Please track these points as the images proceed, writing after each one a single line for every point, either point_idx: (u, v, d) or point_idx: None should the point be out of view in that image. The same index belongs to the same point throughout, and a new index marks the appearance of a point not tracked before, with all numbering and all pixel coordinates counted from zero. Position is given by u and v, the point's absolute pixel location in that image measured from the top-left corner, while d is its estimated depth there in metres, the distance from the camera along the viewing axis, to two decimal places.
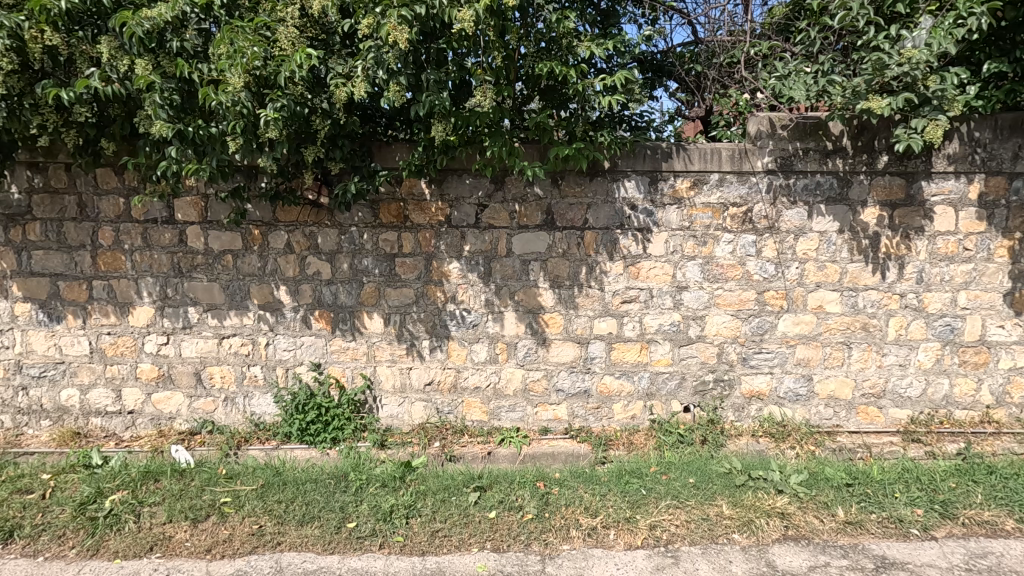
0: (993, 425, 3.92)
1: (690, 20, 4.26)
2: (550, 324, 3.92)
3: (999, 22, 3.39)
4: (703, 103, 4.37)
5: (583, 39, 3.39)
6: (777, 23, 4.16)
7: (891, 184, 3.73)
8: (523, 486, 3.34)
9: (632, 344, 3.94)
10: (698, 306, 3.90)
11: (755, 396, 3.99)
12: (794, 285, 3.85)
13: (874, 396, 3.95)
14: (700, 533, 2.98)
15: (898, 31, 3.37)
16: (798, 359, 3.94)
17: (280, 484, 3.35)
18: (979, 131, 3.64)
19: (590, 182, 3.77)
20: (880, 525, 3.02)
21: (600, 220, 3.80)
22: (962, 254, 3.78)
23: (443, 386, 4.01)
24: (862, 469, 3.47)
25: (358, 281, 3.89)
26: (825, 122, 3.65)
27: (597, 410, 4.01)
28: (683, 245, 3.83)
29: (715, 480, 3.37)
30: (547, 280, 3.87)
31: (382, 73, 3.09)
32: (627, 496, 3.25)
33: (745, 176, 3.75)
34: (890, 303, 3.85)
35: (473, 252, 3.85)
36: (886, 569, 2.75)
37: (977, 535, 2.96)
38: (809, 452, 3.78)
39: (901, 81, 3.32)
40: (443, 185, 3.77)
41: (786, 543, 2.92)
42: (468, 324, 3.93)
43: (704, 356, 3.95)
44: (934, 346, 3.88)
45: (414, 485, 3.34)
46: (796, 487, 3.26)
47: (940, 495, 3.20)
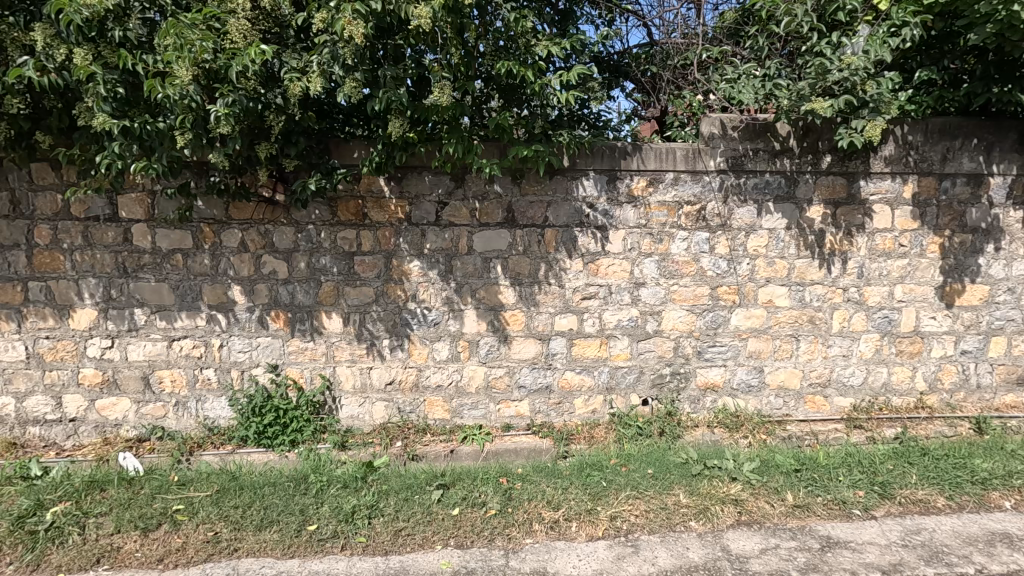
0: (926, 410, 4.19)
1: (646, 22, 4.36)
2: (512, 322, 3.91)
3: (930, 32, 3.67)
4: (658, 104, 4.48)
5: (541, 38, 3.39)
6: (728, 27, 4.30)
7: (834, 183, 3.93)
8: (486, 483, 3.30)
9: (592, 339, 3.98)
10: (655, 301, 3.98)
11: (709, 387, 4.11)
12: (745, 280, 4.00)
13: (820, 385, 4.15)
14: (659, 522, 3.01)
15: (838, 38, 3.57)
16: (750, 352, 4.09)
17: (236, 489, 3.20)
18: (912, 134, 3.87)
19: (549, 180, 3.78)
20: (825, 507, 3.14)
21: (560, 218, 3.82)
22: (898, 250, 4.03)
23: (405, 386, 3.93)
24: (810, 454, 3.63)
25: (315, 280, 3.76)
26: (773, 123, 3.80)
27: (559, 405, 4.04)
28: (641, 242, 3.90)
29: (673, 471, 3.43)
30: (509, 277, 3.86)
31: (338, 69, 2.97)
32: (588, 489, 3.26)
33: (699, 175, 3.85)
34: (833, 296, 4.05)
35: (435, 250, 3.79)
36: (831, 547, 2.83)
37: (913, 513, 3.12)
38: (761, 441, 3.93)
39: (842, 84, 3.49)
40: (403, 182, 3.69)
41: (740, 528, 2.98)
42: (430, 323, 3.87)
43: (661, 350, 4.04)
44: (874, 337, 4.12)
45: (377, 485, 3.26)
46: (748, 475, 3.36)
47: (880, 477, 3.35)
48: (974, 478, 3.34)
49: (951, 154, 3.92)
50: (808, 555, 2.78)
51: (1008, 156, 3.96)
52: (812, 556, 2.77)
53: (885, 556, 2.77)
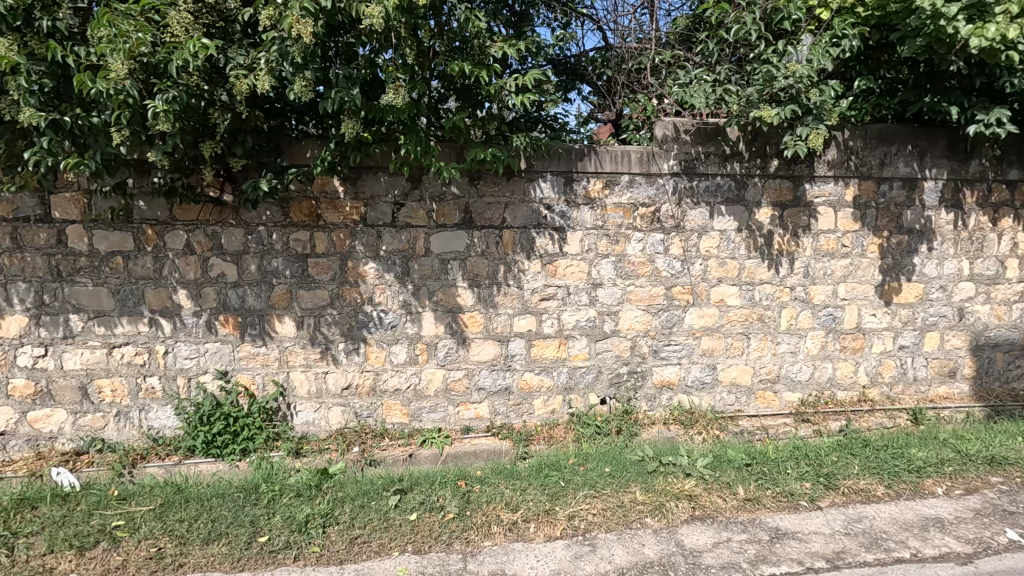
0: (868, 403, 4.39)
1: (601, 26, 4.43)
2: (470, 324, 3.89)
3: (867, 43, 3.88)
4: (613, 108, 4.59)
5: (496, 40, 3.39)
6: (680, 33, 4.40)
7: (781, 186, 4.07)
8: (444, 487, 3.27)
9: (551, 340, 4.00)
10: (612, 301, 4.04)
11: (665, 385, 4.20)
12: (699, 280, 4.10)
13: (770, 381, 4.30)
14: (616, 520, 3.05)
15: (784, 47, 3.72)
16: (704, 350, 4.19)
17: (182, 502, 3.07)
18: (853, 140, 4.05)
19: (507, 181, 3.78)
20: (774, 500, 3.26)
21: (518, 219, 3.83)
22: (841, 250, 4.21)
23: (361, 390, 3.86)
24: (760, 449, 3.75)
25: (267, 283, 3.65)
26: (723, 128, 3.90)
27: (518, 406, 4.04)
28: (598, 243, 3.94)
29: (630, 468, 3.49)
30: (467, 279, 3.84)
31: (287, 67, 2.90)
32: (547, 489, 3.27)
33: (653, 178, 3.93)
34: (782, 295, 4.20)
35: (391, 251, 3.74)
36: (779, 538, 2.93)
37: (855, 502, 3.26)
38: (714, 436, 4.03)
39: (787, 91, 3.64)
40: (358, 183, 3.63)
41: (694, 523, 3.05)
42: (386, 326, 3.81)
43: (618, 349, 4.10)
44: (819, 334, 4.29)
45: (333, 493, 3.19)
46: (702, 470, 3.44)
47: (825, 468, 3.50)
48: (911, 467, 3.52)
49: (888, 160, 4.13)
50: (757, 547, 2.86)
51: (939, 161, 4.20)
52: (762, 547, 2.85)
53: (829, 544, 2.88)
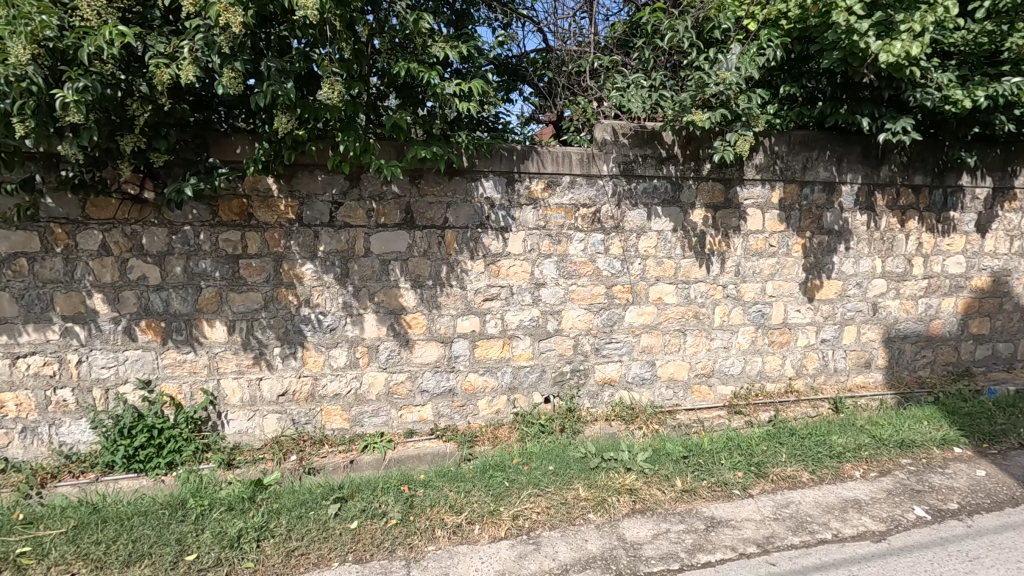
0: (794, 393, 4.66)
1: (541, 28, 4.48)
2: (413, 325, 3.83)
3: (790, 54, 4.12)
4: (554, 109, 4.65)
5: (437, 39, 3.34)
6: (618, 38, 4.52)
7: (714, 189, 4.24)
8: (386, 493, 3.20)
9: (495, 340, 4.00)
10: (555, 301, 4.08)
11: (607, 382, 4.28)
12: (637, 280, 4.21)
13: (705, 375, 4.47)
14: (559, 517, 3.09)
15: (714, 55, 3.89)
16: (643, 347, 4.31)
17: (99, 523, 2.86)
18: (778, 145, 4.28)
19: (449, 181, 3.74)
20: (709, 490, 3.39)
21: (460, 219, 3.80)
22: (768, 250, 4.44)
23: (299, 396, 3.72)
24: (696, 441, 3.90)
25: (194, 286, 3.46)
26: (659, 131, 4.02)
27: (462, 407, 4.01)
28: (540, 243, 3.97)
29: (573, 465, 3.54)
30: (409, 280, 3.78)
31: (214, 57, 2.74)
32: (491, 490, 3.27)
33: (593, 179, 3.99)
34: (715, 293, 4.38)
35: (329, 252, 3.62)
36: (714, 527, 3.05)
37: (782, 488, 3.45)
38: (654, 430, 4.14)
39: (718, 97, 3.80)
40: (293, 181, 3.49)
41: (634, 516, 3.13)
42: (325, 329, 3.69)
43: (561, 348, 4.14)
44: (750, 329, 4.50)
45: (268, 505, 3.05)
46: (641, 465, 3.54)
47: (755, 457, 3.67)
48: (833, 453, 3.75)
49: (809, 164, 4.38)
50: (694, 536, 2.97)
51: (855, 167, 4.50)
52: (698, 536, 2.96)
53: (759, 530, 3.03)
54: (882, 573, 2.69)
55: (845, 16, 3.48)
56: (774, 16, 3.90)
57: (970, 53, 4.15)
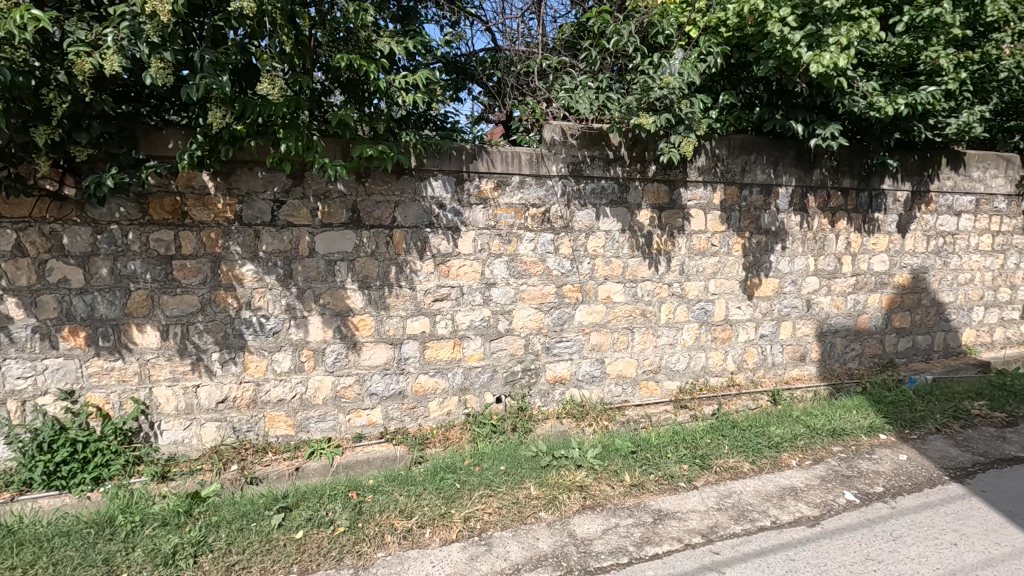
0: (735, 387, 4.84)
1: (490, 28, 4.47)
2: (361, 327, 3.74)
3: (729, 61, 4.30)
4: (503, 109, 4.65)
5: (383, 34, 3.30)
6: (566, 39, 4.57)
7: (659, 190, 4.35)
8: (333, 500, 3.11)
9: (445, 341, 3.96)
10: (505, 300, 4.07)
11: (557, 380, 4.32)
12: (587, 279, 4.26)
13: (652, 371, 4.59)
14: (510, 517, 3.09)
15: (658, 60, 4.00)
16: (593, 345, 4.37)
17: (14, 546, 2.65)
18: (719, 148, 4.43)
19: (396, 180, 3.68)
20: (657, 483, 3.47)
21: (408, 219, 3.75)
22: (711, 249, 4.59)
23: (240, 403, 3.57)
24: (644, 436, 3.98)
25: (122, 289, 3.26)
26: (606, 133, 4.09)
27: (412, 410, 3.95)
28: (490, 243, 3.96)
29: (524, 464, 3.55)
30: (356, 281, 3.69)
31: (141, 46, 2.59)
32: (441, 492, 3.23)
33: (542, 179, 4.02)
34: (661, 292, 4.50)
35: (271, 252, 3.49)
36: (661, 519, 3.13)
37: (725, 479, 3.58)
38: (604, 427, 4.21)
39: (662, 101, 3.89)
40: (231, 178, 3.35)
41: (584, 512, 3.17)
42: (267, 332, 3.55)
43: (512, 348, 4.15)
44: (694, 326, 4.65)
45: (205, 519, 2.91)
46: (591, 461, 3.59)
47: (700, 450, 3.79)
48: (771, 443, 3.93)
49: (748, 167, 4.56)
50: (642, 529, 3.03)
51: (790, 170, 4.71)
52: (646, 530, 3.03)
53: (704, 520, 3.13)
54: (816, 556, 2.82)
55: (779, 27, 3.66)
56: (714, 23, 4.08)
57: (890, 65, 4.44)
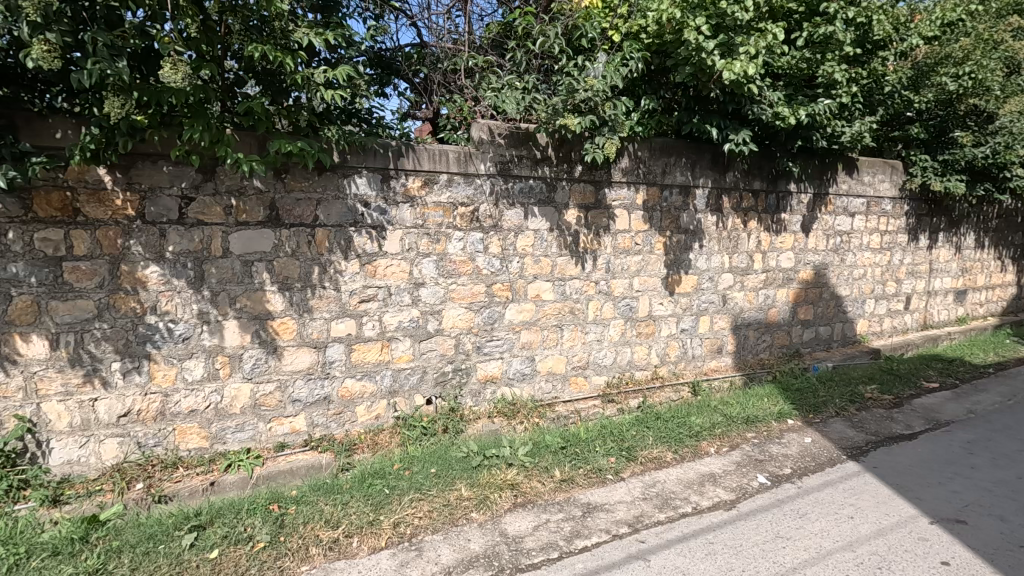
0: (659, 379, 5.04)
1: (415, 23, 4.39)
2: (282, 331, 3.56)
3: (650, 66, 4.48)
4: (430, 106, 4.59)
5: (301, 24, 3.14)
6: (493, 39, 4.57)
7: (585, 190, 4.45)
8: (252, 514, 2.95)
9: (372, 343, 3.85)
10: (435, 300, 4.01)
11: (489, 379, 4.31)
12: (516, 277, 4.28)
13: (581, 367, 4.68)
14: (442, 520, 3.05)
15: (582, 62, 4.13)
16: (523, 343, 4.40)
17: None
18: (640, 150, 4.59)
19: (318, 176, 3.54)
20: (585, 477, 3.55)
21: (332, 217, 3.61)
22: (635, 248, 4.75)
23: (145, 416, 3.30)
24: (573, 431, 4.06)
25: (2, 294, 2.94)
26: (533, 133, 4.12)
27: (339, 415, 3.81)
28: (418, 242, 3.89)
29: (455, 466, 3.52)
30: (275, 282, 3.51)
31: (20, 25, 2.36)
32: (370, 499, 3.14)
33: (471, 178, 3.99)
34: (588, 289, 4.60)
35: (179, 253, 3.25)
36: (590, 512, 3.20)
37: (650, 469, 3.71)
38: (535, 424, 4.24)
39: (587, 103, 3.99)
40: (131, 172, 3.09)
41: (516, 510, 3.19)
42: (177, 339, 3.31)
43: (443, 348, 4.09)
44: (620, 322, 4.80)
45: (104, 545, 2.68)
46: (522, 459, 3.61)
47: (626, 442, 3.92)
48: (692, 433, 4.12)
49: (668, 169, 4.76)
50: (572, 523, 3.08)
51: (706, 172, 4.96)
52: (575, 523, 3.08)
53: (630, 510, 3.23)
54: (733, 537, 2.98)
55: (694, 35, 3.84)
56: (635, 29, 4.27)
57: (794, 76, 4.72)
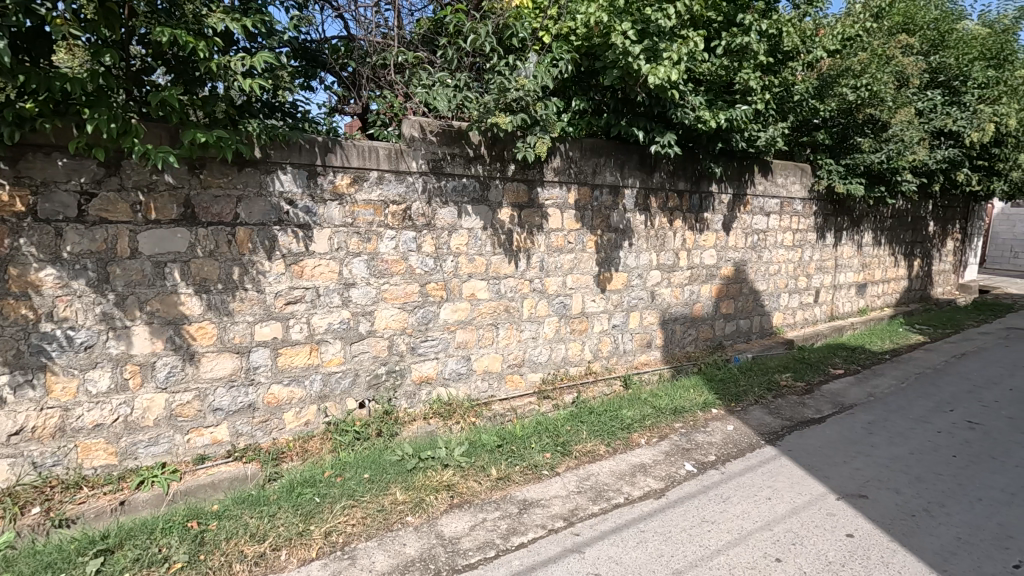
0: (593, 374, 5.15)
1: (342, 14, 4.24)
2: (200, 336, 3.34)
3: (580, 68, 4.56)
4: (359, 101, 4.47)
5: (215, 9, 2.96)
6: (424, 35, 4.50)
7: (518, 189, 4.47)
8: (168, 533, 2.76)
9: (300, 347, 3.69)
10: (366, 301, 3.90)
11: (424, 380, 4.24)
12: (451, 277, 4.24)
13: (517, 365, 4.71)
14: (376, 526, 2.98)
15: (513, 62, 4.15)
16: (458, 343, 4.37)
17: None
18: (572, 151, 4.68)
19: (238, 172, 3.35)
20: (521, 474, 3.57)
21: (254, 215, 3.43)
22: (567, 246, 4.83)
23: (41, 434, 3.01)
24: (509, 429, 4.08)
25: None
26: (466, 132, 4.10)
27: (265, 423, 3.63)
28: (348, 242, 3.76)
29: (389, 469, 3.44)
30: (191, 284, 3.29)
31: None
32: (299, 509, 3.01)
33: (402, 176, 3.91)
34: (522, 287, 4.63)
35: (78, 254, 2.99)
36: (526, 509, 3.22)
37: (584, 462, 3.79)
38: (471, 423, 4.23)
39: (518, 103, 4.02)
40: (21, 165, 2.81)
41: (452, 511, 3.16)
42: (78, 347, 3.04)
43: (375, 350, 3.99)
44: (554, 319, 4.86)
45: None
46: (459, 459, 3.59)
47: (561, 437, 3.97)
48: (624, 426, 4.25)
49: (598, 169, 4.87)
50: (508, 521, 3.09)
51: (634, 172, 5.12)
52: (511, 521, 3.09)
53: (565, 504, 3.28)
54: (662, 524, 3.10)
55: (621, 39, 3.94)
56: (565, 31, 4.34)
57: (714, 82, 4.98)
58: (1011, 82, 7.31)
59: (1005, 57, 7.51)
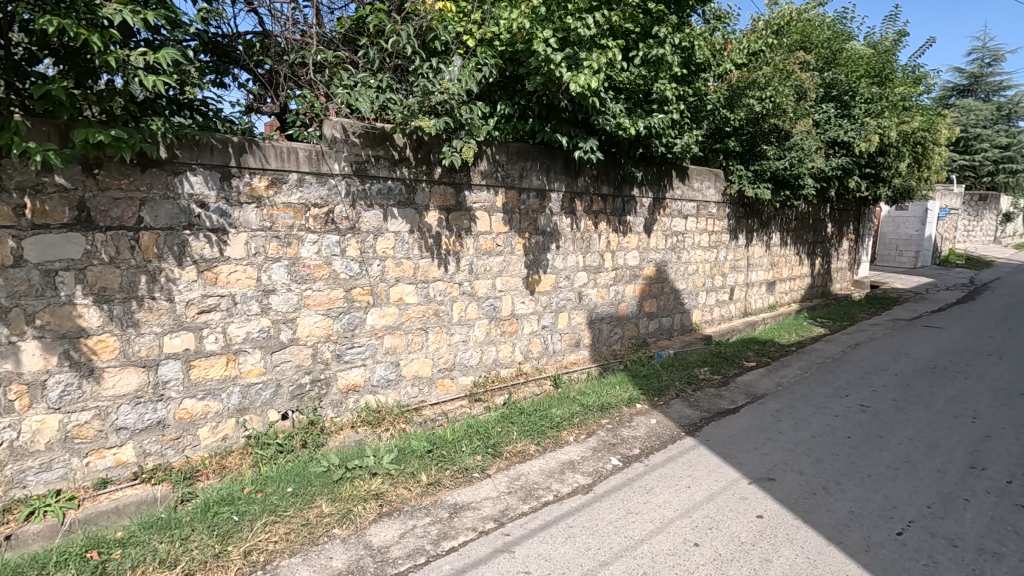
0: (523, 375, 5.22)
1: (255, 9, 4.05)
2: (100, 350, 3.09)
3: (505, 73, 4.61)
4: (276, 100, 4.31)
5: None
6: (345, 34, 4.40)
7: (446, 192, 4.45)
8: (63, 567, 2.53)
9: (216, 358, 3.49)
10: (287, 308, 3.75)
11: (351, 388, 4.13)
12: (377, 281, 4.15)
13: (447, 369, 4.68)
14: (300, 541, 2.87)
15: (437, 65, 4.14)
16: (387, 348, 4.29)
17: None
18: (498, 154, 4.72)
19: (141, 173, 3.13)
20: (452, 477, 3.56)
21: (161, 219, 3.21)
22: (495, 249, 4.87)
23: None
24: (440, 433, 4.05)
25: None
26: (390, 134, 4.03)
27: (177, 441, 3.40)
28: (266, 246, 3.60)
29: (314, 482, 3.32)
30: (89, 293, 3.04)
31: None
32: (215, 530, 2.84)
33: (324, 178, 3.79)
34: (451, 291, 4.62)
35: None
36: (457, 512, 3.21)
37: (514, 462, 3.83)
38: (401, 430, 4.17)
39: (443, 105, 4.01)
40: None
41: (380, 520, 3.09)
42: None
43: (298, 359, 3.84)
44: (484, 322, 4.88)
45: None
46: (387, 467, 3.52)
47: (492, 439, 4.00)
48: (553, 424, 4.33)
49: (525, 173, 4.94)
50: (438, 526, 3.07)
51: (559, 176, 5.23)
52: (442, 525, 3.07)
53: (496, 505, 3.30)
54: (590, 518, 3.19)
55: (542, 46, 4.04)
56: (489, 36, 4.34)
57: (633, 91, 5.16)
58: (891, 98, 8.11)
59: (886, 75, 8.29)
